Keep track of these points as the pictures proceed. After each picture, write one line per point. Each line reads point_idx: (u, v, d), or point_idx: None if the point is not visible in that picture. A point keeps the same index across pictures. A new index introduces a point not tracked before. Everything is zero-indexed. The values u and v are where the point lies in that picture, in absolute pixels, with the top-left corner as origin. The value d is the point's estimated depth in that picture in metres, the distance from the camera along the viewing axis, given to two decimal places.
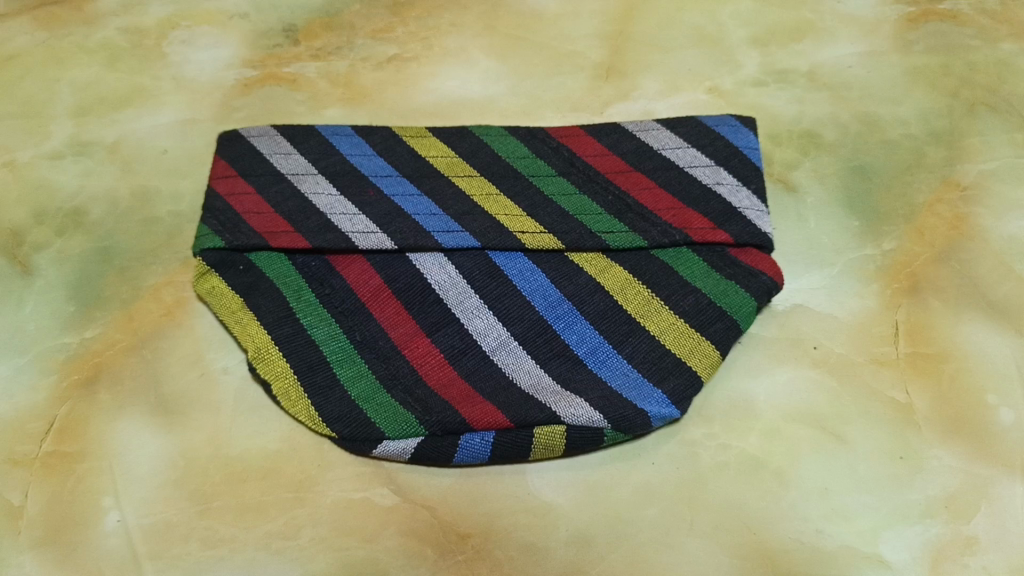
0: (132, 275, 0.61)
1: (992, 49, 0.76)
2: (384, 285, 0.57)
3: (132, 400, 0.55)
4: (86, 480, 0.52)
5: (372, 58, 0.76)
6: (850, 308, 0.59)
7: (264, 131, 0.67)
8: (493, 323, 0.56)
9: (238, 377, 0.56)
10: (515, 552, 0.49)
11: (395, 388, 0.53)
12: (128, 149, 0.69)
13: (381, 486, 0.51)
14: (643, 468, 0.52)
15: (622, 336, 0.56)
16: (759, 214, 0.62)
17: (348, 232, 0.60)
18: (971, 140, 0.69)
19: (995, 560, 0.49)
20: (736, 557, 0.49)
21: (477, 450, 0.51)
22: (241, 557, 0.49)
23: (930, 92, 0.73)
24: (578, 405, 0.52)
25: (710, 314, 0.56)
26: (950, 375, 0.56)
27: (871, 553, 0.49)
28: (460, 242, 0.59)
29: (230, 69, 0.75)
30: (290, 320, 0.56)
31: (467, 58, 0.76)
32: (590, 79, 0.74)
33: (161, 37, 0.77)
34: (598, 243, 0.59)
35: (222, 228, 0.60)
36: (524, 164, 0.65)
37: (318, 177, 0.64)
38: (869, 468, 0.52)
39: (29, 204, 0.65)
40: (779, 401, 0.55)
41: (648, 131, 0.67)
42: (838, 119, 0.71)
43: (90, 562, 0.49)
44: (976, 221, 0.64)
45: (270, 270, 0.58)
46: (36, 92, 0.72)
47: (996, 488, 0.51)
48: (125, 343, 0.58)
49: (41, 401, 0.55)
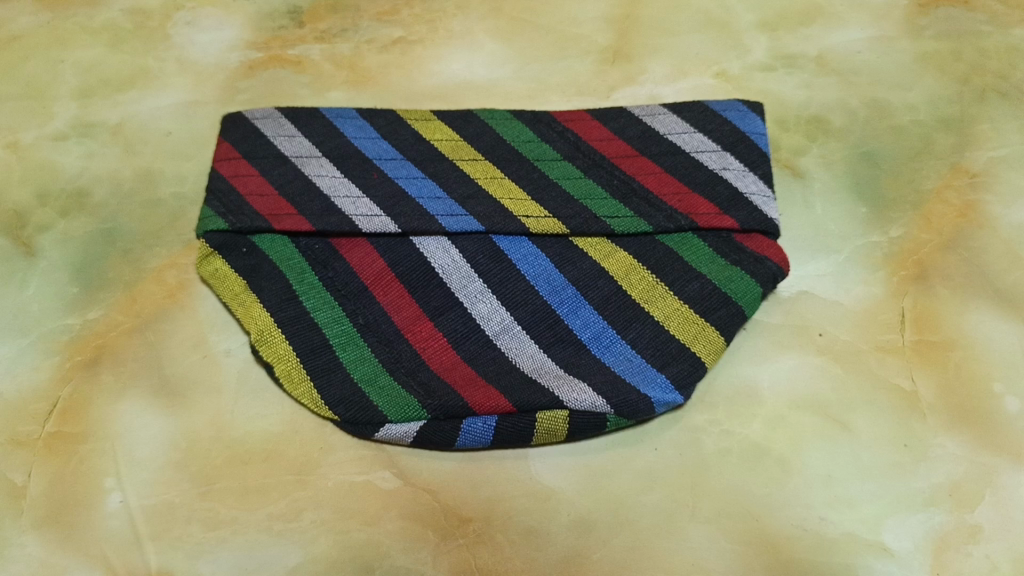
0: (135, 256, 0.61)
1: (1003, 34, 0.75)
2: (387, 269, 0.57)
3: (134, 382, 0.55)
4: (88, 462, 0.52)
5: (376, 41, 0.75)
6: (856, 295, 0.58)
7: (269, 113, 0.67)
8: (497, 307, 0.56)
9: (241, 360, 0.56)
10: (517, 537, 0.49)
11: (397, 372, 0.53)
12: (132, 130, 0.69)
13: (382, 469, 0.51)
14: (646, 453, 0.52)
15: (626, 321, 0.55)
16: (766, 199, 0.62)
17: (352, 215, 0.59)
18: (981, 127, 0.68)
19: (999, 549, 0.48)
20: (739, 544, 0.49)
21: (479, 434, 0.51)
22: (242, 539, 0.49)
23: (940, 78, 0.72)
24: (581, 389, 0.52)
25: (716, 299, 0.56)
26: (956, 363, 0.55)
27: (873, 541, 0.49)
28: (464, 226, 0.59)
29: (233, 50, 0.74)
30: (293, 303, 0.56)
31: (472, 41, 0.75)
32: (596, 63, 0.73)
33: (165, 19, 0.77)
34: (603, 228, 0.59)
35: (225, 210, 0.60)
36: (529, 148, 0.64)
37: (321, 159, 0.63)
38: (873, 456, 0.52)
39: (32, 186, 0.65)
40: (784, 388, 0.54)
41: (655, 115, 0.67)
42: (847, 105, 0.70)
43: (91, 543, 0.49)
44: (985, 209, 0.63)
45: (273, 252, 0.58)
46: (40, 73, 0.72)
47: (1000, 477, 0.51)
48: (128, 324, 0.57)
49: (44, 382, 0.55)
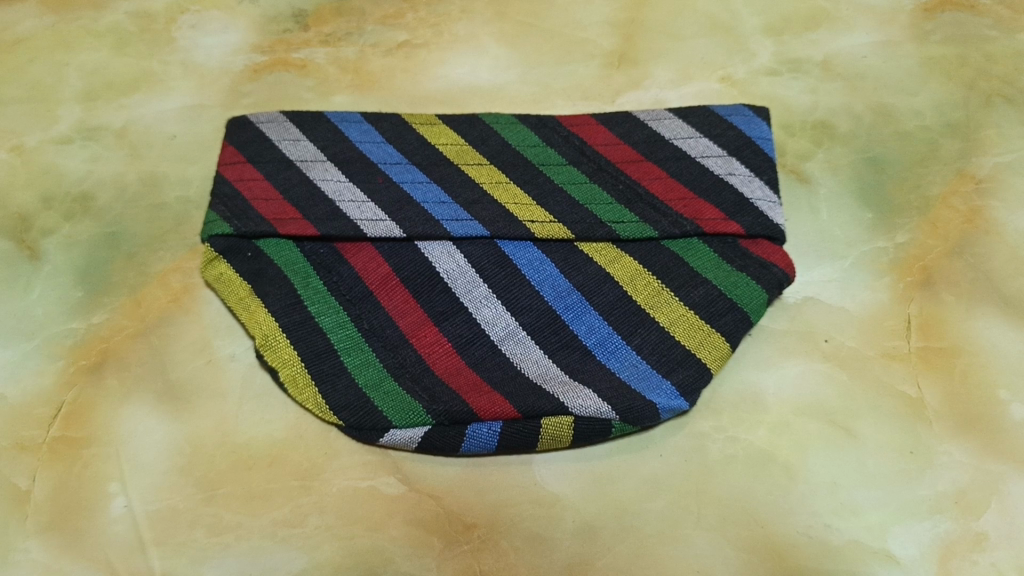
0: (140, 261, 0.61)
1: (1009, 40, 0.74)
2: (392, 274, 0.57)
3: (139, 386, 0.55)
4: (92, 467, 0.52)
5: (381, 44, 0.75)
6: (862, 301, 0.58)
7: (274, 117, 0.67)
8: (502, 313, 0.56)
9: (246, 364, 0.56)
10: (522, 543, 0.49)
11: (402, 377, 0.53)
12: (136, 134, 0.69)
13: (387, 475, 0.51)
14: (650, 460, 0.52)
15: (631, 326, 0.55)
16: (772, 205, 0.62)
17: (357, 220, 0.59)
18: (987, 132, 0.68)
19: (1006, 557, 0.48)
20: (744, 551, 0.48)
21: (484, 440, 0.51)
22: (246, 545, 0.49)
23: (946, 83, 0.72)
24: (586, 395, 0.52)
25: (721, 305, 0.56)
26: (962, 370, 0.55)
27: (879, 548, 0.49)
28: (469, 231, 0.59)
29: (238, 53, 0.74)
30: (297, 308, 0.56)
31: (477, 45, 0.75)
32: (601, 67, 0.73)
33: (170, 22, 0.77)
34: (608, 233, 0.59)
35: (230, 214, 0.60)
36: (534, 152, 0.64)
37: (326, 164, 0.63)
38: (878, 464, 0.51)
39: (37, 189, 0.65)
40: (789, 394, 0.54)
41: (660, 120, 0.67)
42: (852, 110, 0.70)
43: (95, 548, 0.49)
44: (990, 215, 0.63)
45: (277, 257, 0.58)
46: (45, 76, 0.72)
47: (1007, 485, 0.51)
48: (132, 329, 0.57)
49: (47, 386, 0.55)
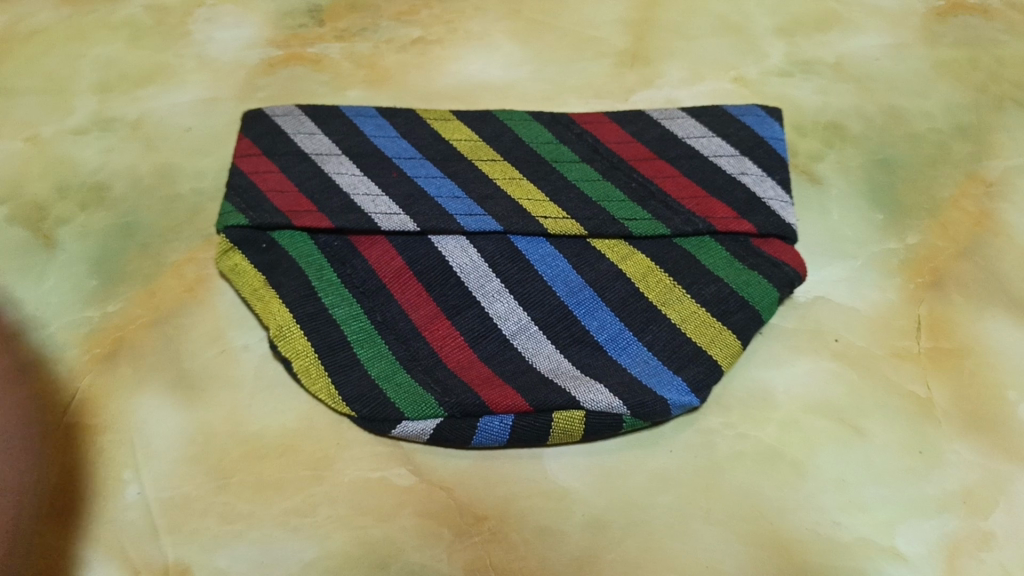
0: (154, 251, 0.61)
1: (1019, 44, 0.75)
2: (405, 267, 0.58)
3: (153, 375, 0.55)
4: (106, 453, 0.52)
5: (395, 41, 0.76)
6: (871, 301, 0.59)
7: (289, 111, 0.68)
8: (514, 307, 0.56)
9: (259, 355, 0.56)
10: (531, 535, 0.49)
11: (415, 369, 0.53)
12: (151, 126, 0.69)
13: (398, 466, 0.52)
14: (660, 455, 0.52)
15: (643, 322, 0.56)
16: (783, 205, 0.62)
17: (371, 213, 0.60)
18: (998, 135, 0.69)
19: (1013, 556, 0.48)
20: (752, 545, 0.49)
21: (496, 433, 0.51)
22: (258, 532, 0.49)
23: (957, 86, 0.72)
24: (598, 390, 0.52)
25: (732, 303, 0.56)
26: (971, 370, 0.55)
27: (886, 545, 0.49)
28: (482, 226, 0.59)
29: (253, 48, 0.75)
30: (312, 300, 0.56)
31: (490, 42, 0.75)
32: (614, 66, 0.74)
33: (186, 16, 0.78)
34: (621, 230, 0.59)
35: (245, 206, 0.60)
36: (548, 149, 0.65)
37: (341, 157, 0.64)
38: (886, 461, 0.52)
39: (52, 179, 0.65)
40: (798, 392, 0.55)
41: (673, 119, 0.67)
42: (863, 111, 0.71)
43: (107, 534, 0.49)
44: (1000, 217, 0.63)
45: (292, 248, 0.58)
46: (61, 67, 0.73)
47: (1014, 484, 0.51)
48: (147, 318, 0.58)
49: (61, 373, 0.55)
